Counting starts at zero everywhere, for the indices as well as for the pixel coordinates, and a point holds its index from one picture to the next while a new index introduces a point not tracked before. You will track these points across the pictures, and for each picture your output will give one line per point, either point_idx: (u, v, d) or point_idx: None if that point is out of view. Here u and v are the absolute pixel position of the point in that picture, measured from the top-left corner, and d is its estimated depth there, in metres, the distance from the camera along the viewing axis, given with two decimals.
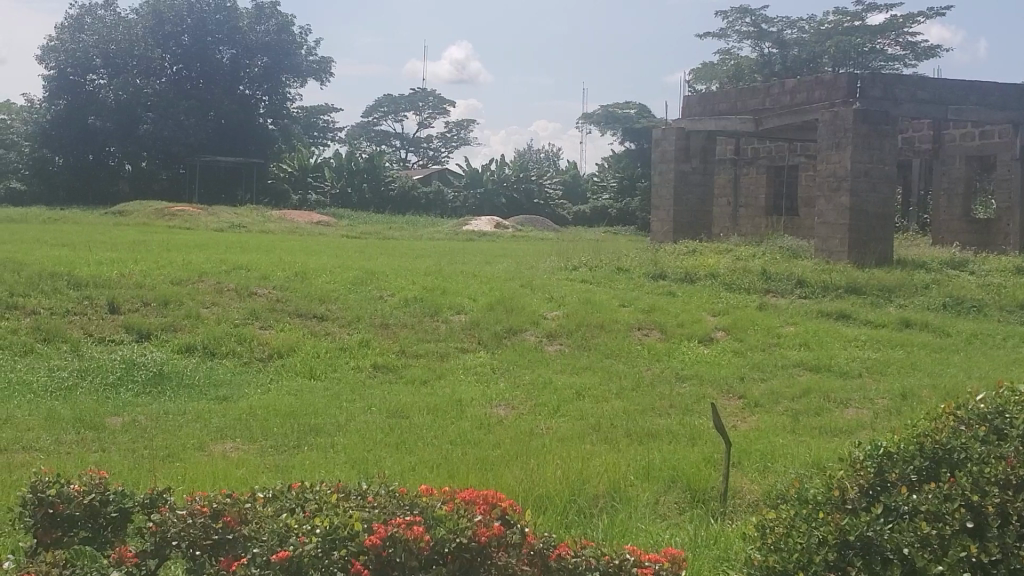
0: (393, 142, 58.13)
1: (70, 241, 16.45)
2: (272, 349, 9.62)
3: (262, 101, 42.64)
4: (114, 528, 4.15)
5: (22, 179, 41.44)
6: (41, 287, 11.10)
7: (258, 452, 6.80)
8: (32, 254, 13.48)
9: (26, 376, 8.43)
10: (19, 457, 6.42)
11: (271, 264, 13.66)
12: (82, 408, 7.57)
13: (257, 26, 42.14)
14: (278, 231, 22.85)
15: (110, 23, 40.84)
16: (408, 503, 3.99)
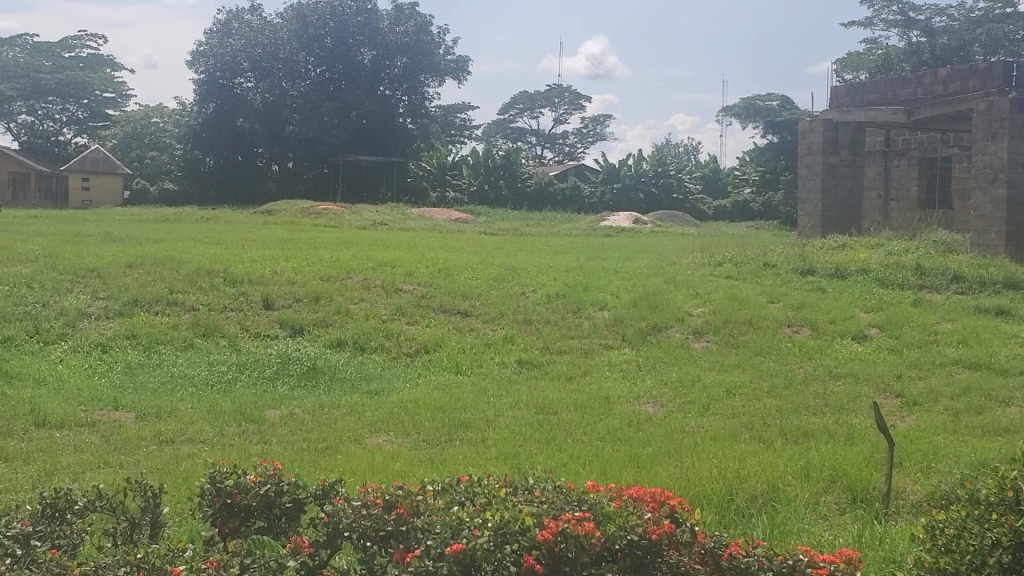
0: (529, 138, 58.39)
1: (223, 239, 16.95)
2: (419, 344, 9.77)
3: (401, 101, 43.12)
4: (289, 519, 4.27)
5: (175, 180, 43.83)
6: (200, 284, 11.50)
7: (413, 445, 6.90)
8: (188, 253, 13.93)
9: (189, 370, 8.73)
10: (186, 447, 6.63)
11: (416, 261, 13.85)
12: (242, 401, 7.81)
13: (396, 27, 42.53)
14: (418, 228, 23.16)
15: (257, 27, 42.13)
16: (576, 499, 3.99)
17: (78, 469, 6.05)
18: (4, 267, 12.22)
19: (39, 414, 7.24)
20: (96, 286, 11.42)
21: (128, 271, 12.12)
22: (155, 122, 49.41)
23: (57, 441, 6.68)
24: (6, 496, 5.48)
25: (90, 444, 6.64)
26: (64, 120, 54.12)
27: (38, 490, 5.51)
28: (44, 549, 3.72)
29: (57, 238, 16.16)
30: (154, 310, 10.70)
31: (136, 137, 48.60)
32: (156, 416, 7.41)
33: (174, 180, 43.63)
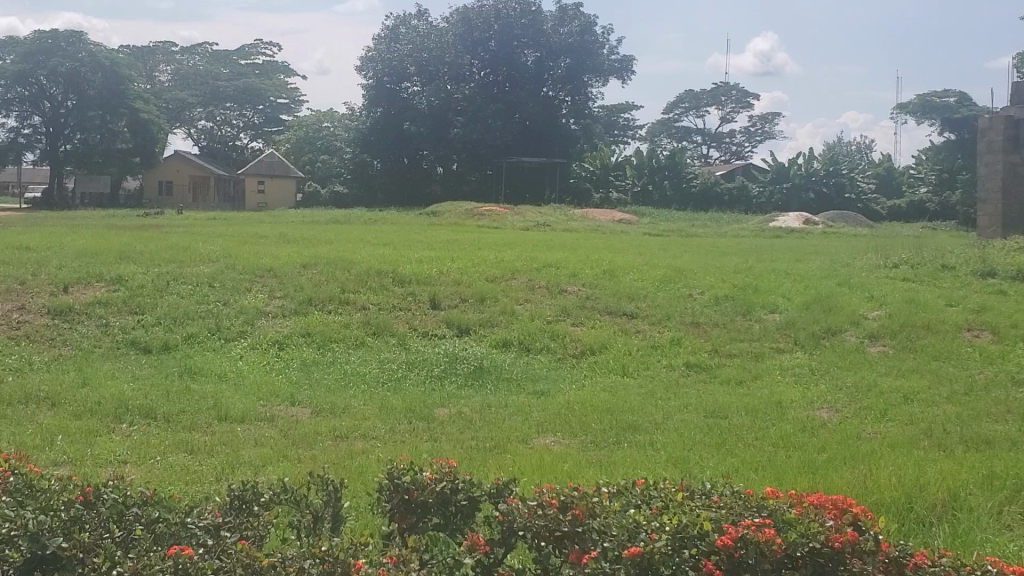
0: (695, 138, 57.81)
1: (390, 240, 17.34)
2: (585, 345, 9.77)
3: (565, 102, 43.26)
4: (464, 517, 4.32)
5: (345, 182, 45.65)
6: (370, 284, 11.78)
7: (580, 446, 6.88)
8: (359, 254, 14.28)
9: (361, 368, 8.95)
10: (359, 443, 6.79)
11: (581, 262, 13.87)
12: (412, 399, 7.96)
13: (560, 28, 42.70)
14: (581, 229, 23.18)
15: (423, 32, 43.19)
16: (755, 505, 3.93)
17: (258, 462, 6.25)
18: (189, 266, 12.77)
19: (222, 408, 7.53)
20: (272, 285, 11.81)
21: (303, 271, 12.50)
22: (326, 126, 50.62)
23: (238, 435, 6.93)
24: (194, 487, 5.71)
25: (269, 439, 6.87)
26: (241, 126, 56.13)
27: (224, 481, 5.74)
28: (233, 539, 3.86)
29: (234, 240, 16.79)
30: (327, 309, 11.00)
31: (308, 141, 50.08)
32: (331, 412, 7.63)
33: (345, 183, 45.52)
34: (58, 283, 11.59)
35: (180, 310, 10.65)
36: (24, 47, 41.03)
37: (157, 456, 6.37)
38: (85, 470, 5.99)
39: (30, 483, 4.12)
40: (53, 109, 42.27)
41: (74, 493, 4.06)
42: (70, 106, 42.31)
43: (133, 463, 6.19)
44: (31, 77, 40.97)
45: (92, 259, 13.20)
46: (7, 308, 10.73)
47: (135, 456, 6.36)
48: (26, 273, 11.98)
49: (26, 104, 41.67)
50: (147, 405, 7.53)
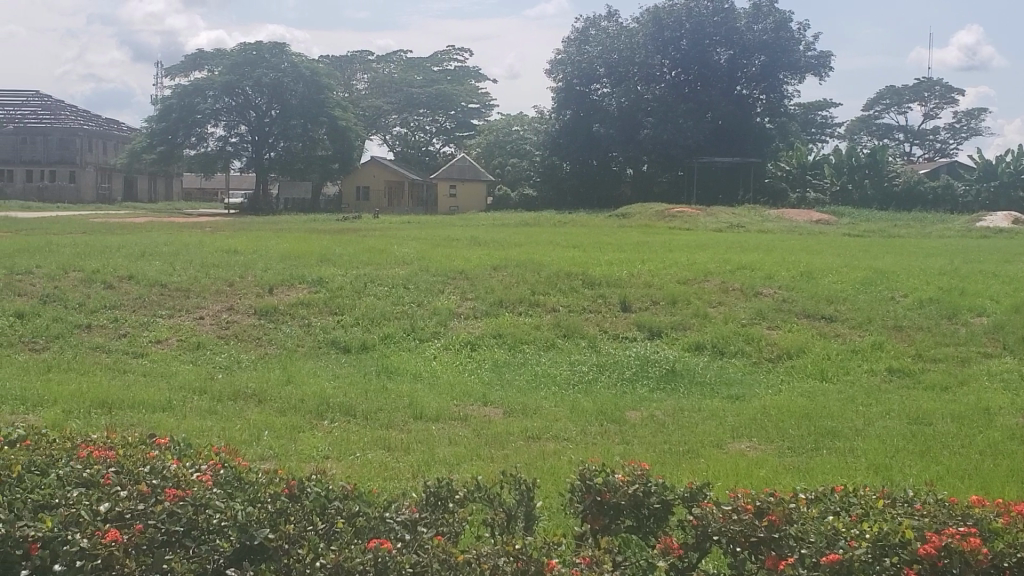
0: (896, 135, 55.88)
1: (582, 242, 17.39)
2: (781, 349, 9.57)
3: (760, 100, 42.42)
4: (657, 520, 4.28)
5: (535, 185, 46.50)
6: (560, 286, 11.86)
7: (777, 452, 6.74)
8: (550, 256, 14.38)
9: (552, 370, 9.01)
10: (550, 444, 6.82)
11: (776, 264, 13.59)
12: (605, 401, 7.97)
13: (755, 26, 41.87)
14: (777, 230, 22.73)
15: (614, 33, 43.54)
16: (960, 513, 3.77)
17: (452, 460, 6.36)
18: (384, 268, 13.15)
19: (417, 407, 7.70)
20: (464, 287, 12.02)
21: (494, 273, 12.70)
22: (516, 129, 51.27)
23: (433, 433, 7.08)
24: (391, 483, 5.85)
25: (463, 437, 7.00)
26: (434, 131, 57.36)
27: (420, 478, 5.86)
28: (429, 534, 3.93)
29: (427, 242, 17.23)
30: (518, 310, 11.13)
31: (498, 145, 50.81)
32: (523, 412, 7.71)
33: (536, 186, 46.11)
34: (264, 284, 12.13)
35: (377, 310, 10.97)
36: (232, 60, 43.21)
37: (356, 452, 6.57)
38: (289, 464, 6.22)
39: (237, 476, 4.30)
40: (259, 119, 44.15)
41: (279, 486, 4.23)
42: (274, 115, 44.17)
43: (334, 459, 6.39)
44: (238, 88, 42.94)
45: (294, 262, 13.74)
46: (217, 308, 11.28)
47: (336, 452, 6.57)
48: (234, 275, 12.58)
49: (234, 114, 43.57)
50: (346, 403, 7.78)
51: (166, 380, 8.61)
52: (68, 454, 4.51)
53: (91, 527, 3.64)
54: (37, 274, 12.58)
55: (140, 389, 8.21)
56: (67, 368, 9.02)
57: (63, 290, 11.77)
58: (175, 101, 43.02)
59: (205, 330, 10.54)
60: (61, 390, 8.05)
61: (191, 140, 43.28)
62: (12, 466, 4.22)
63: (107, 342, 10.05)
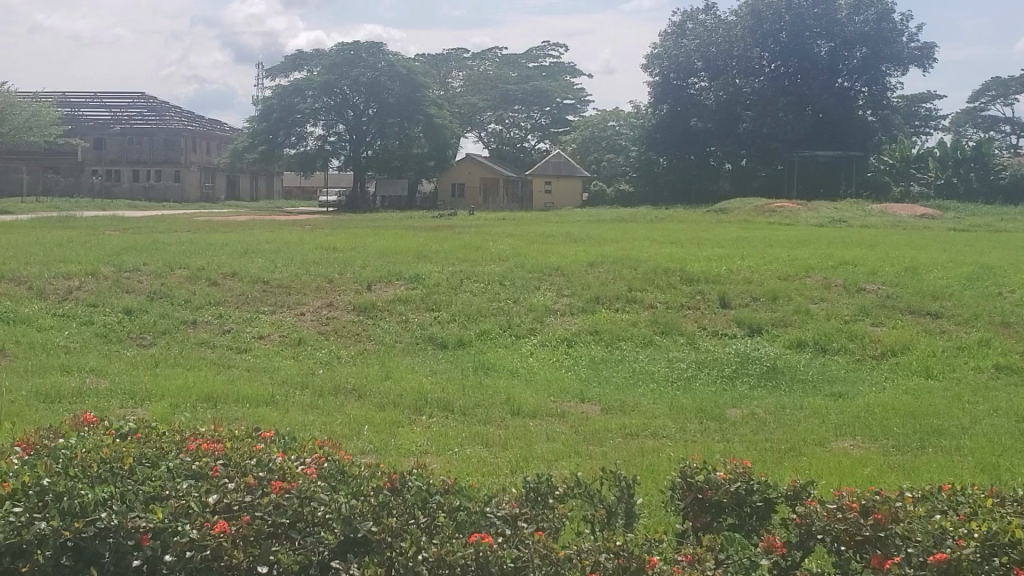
0: (1003, 127, 54.38)
1: (679, 238, 17.27)
2: (885, 347, 9.38)
3: (862, 93, 41.67)
4: (760, 517, 4.25)
5: (631, 181, 46.29)
6: (658, 282, 11.80)
7: (880, 451, 6.61)
8: (647, 251, 14.32)
9: (651, 367, 8.97)
10: (650, 441, 6.79)
11: (880, 259, 13.32)
12: (705, 399, 7.90)
13: (856, 17, 41.10)
14: (880, 225, 22.26)
15: (711, 26, 43.26)
16: None
17: (550, 457, 6.37)
18: (481, 265, 13.21)
19: (515, 403, 7.74)
20: (561, 284, 12.03)
21: (591, 269, 12.69)
22: (612, 125, 51.11)
23: (531, 430, 7.10)
24: (490, 479, 5.89)
25: (561, 433, 7.00)
26: (529, 127, 57.51)
27: (519, 474, 5.89)
28: (530, 530, 3.95)
29: (523, 238, 17.31)
30: (614, 306, 11.11)
31: (594, 141, 50.73)
32: (621, 409, 7.68)
33: (632, 182, 45.99)
34: (363, 281, 12.28)
35: (474, 307, 11.04)
36: (330, 59, 43.91)
37: (454, 448, 6.62)
38: (390, 458, 6.30)
39: (341, 469, 4.36)
40: (357, 118, 44.55)
41: (382, 479, 4.27)
42: (371, 114, 44.63)
43: (433, 454, 6.45)
44: (336, 87, 43.39)
45: (391, 259, 13.87)
46: (317, 305, 11.45)
47: (436, 447, 6.62)
48: (334, 272, 12.77)
49: (332, 113, 44.00)
50: (444, 399, 7.83)
51: (269, 375, 8.77)
52: (177, 447, 4.62)
53: (200, 518, 3.71)
54: (143, 271, 12.90)
55: (244, 384, 8.38)
56: (174, 363, 9.24)
57: (168, 287, 12.06)
58: (275, 102, 43.57)
59: (305, 326, 10.72)
60: (168, 385, 8.27)
61: (291, 140, 43.85)
62: (123, 458, 4.32)
63: (211, 338, 10.28)
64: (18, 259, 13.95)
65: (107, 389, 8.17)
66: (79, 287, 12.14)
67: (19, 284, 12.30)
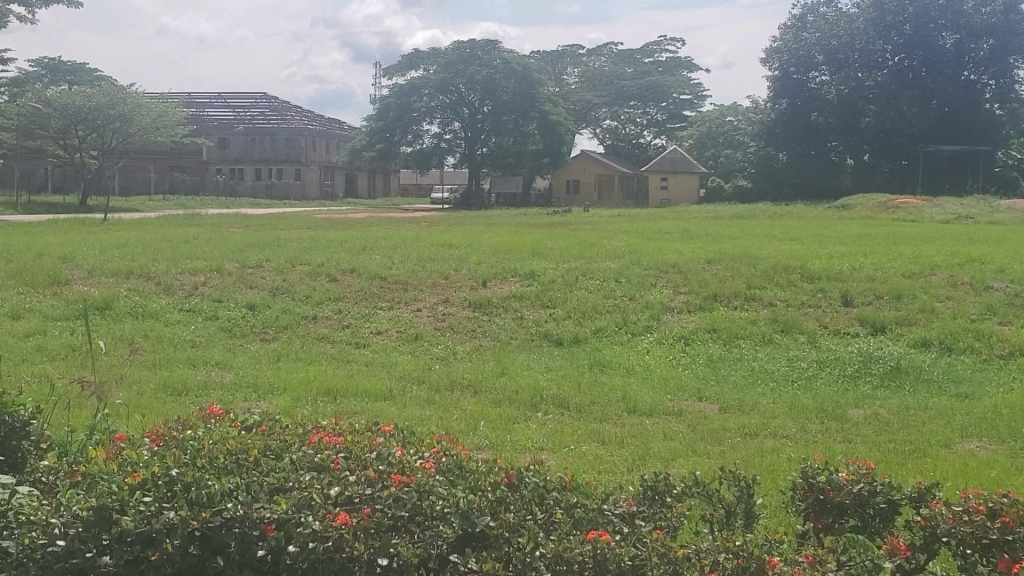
0: None
1: (800, 234, 16.97)
2: (1012, 346, 9.08)
3: (989, 85, 40.42)
4: (883, 520, 4.16)
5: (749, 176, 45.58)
6: (778, 279, 11.63)
7: (1008, 452, 6.41)
8: (766, 249, 14.11)
9: (770, 366, 8.85)
10: (769, 442, 6.70)
11: (1009, 256, 12.91)
12: (825, 399, 7.75)
13: (983, 8, 40.01)
14: (1010, 222, 21.53)
15: (833, 20, 42.60)
16: None
17: (667, 455, 6.34)
18: (596, 262, 13.18)
19: (631, 402, 7.71)
20: (677, 281, 11.94)
21: (708, 267, 12.56)
22: (730, 120, 50.50)
23: (648, 428, 7.08)
24: (607, 477, 5.88)
25: (678, 433, 6.95)
26: (645, 123, 57.41)
27: (637, 472, 5.88)
28: (648, 529, 3.94)
29: (639, 235, 17.25)
30: (733, 304, 11.00)
31: (711, 136, 50.27)
32: (739, 408, 7.60)
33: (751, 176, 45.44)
34: (478, 277, 12.37)
35: (589, 304, 11.03)
36: (447, 57, 44.06)
37: (570, 445, 6.63)
38: (505, 454, 6.34)
39: (459, 464, 4.40)
40: (472, 116, 45.09)
41: (500, 475, 4.29)
42: (486, 112, 44.97)
43: (549, 451, 6.47)
44: (452, 85, 43.97)
45: (507, 255, 13.93)
46: (434, 301, 11.57)
47: (552, 443, 6.65)
48: (449, 268, 12.88)
49: (448, 111, 44.74)
50: (560, 396, 7.85)
51: (386, 370, 8.89)
52: (301, 439, 4.72)
53: (323, 510, 3.76)
54: (266, 267, 13.21)
55: (362, 378, 8.55)
56: (295, 357, 9.44)
57: (290, 283, 12.32)
58: (393, 101, 44.54)
59: (422, 322, 10.84)
60: (290, 378, 8.46)
61: (407, 138, 44.77)
62: (249, 449, 4.45)
63: (331, 333, 10.47)
64: (147, 256, 14.41)
65: (231, 382, 8.40)
66: (206, 282, 12.49)
67: (149, 279, 12.71)
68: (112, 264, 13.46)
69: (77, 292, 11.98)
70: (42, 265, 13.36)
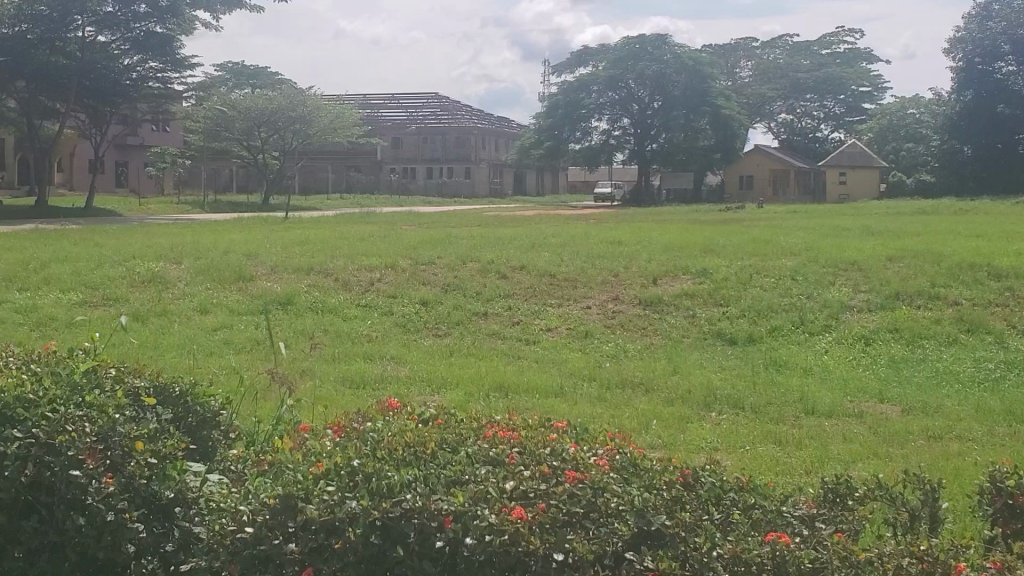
0: None
1: (986, 231, 16.31)
2: None
3: None
4: None
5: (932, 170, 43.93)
6: (963, 278, 11.22)
7: None
8: (949, 246, 13.64)
9: (953, 367, 8.54)
10: (954, 444, 6.46)
11: None
12: (1012, 401, 7.44)
13: None
14: None
15: (1020, 7, 40.81)
16: None
17: (847, 458, 6.18)
18: (772, 259, 12.96)
19: (809, 403, 7.56)
20: (857, 279, 11.64)
21: (888, 264, 12.19)
22: (912, 112, 49.05)
23: (826, 429, 6.92)
24: (784, 478, 5.78)
25: (858, 435, 6.77)
26: (822, 117, 56.16)
27: (815, 474, 5.76)
28: (828, 532, 3.84)
29: (816, 232, 16.85)
30: (916, 302, 10.66)
31: (892, 129, 48.95)
32: (922, 411, 7.35)
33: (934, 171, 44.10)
34: (649, 276, 12.31)
35: (764, 302, 10.83)
36: (616, 53, 44.16)
37: (746, 446, 6.54)
38: (680, 454, 6.30)
39: (633, 461, 4.34)
40: (642, 111, 44.96)
41: (674, 474, 4.24)
42: (657, 107, 44.66)
43: (724, 451, 6.38)
44: (621, 81, 44.02)
45: (680, 253, 13.81)
46: (604, 299, 11.58)
47: (727, 444, 6.57)
48: (621, 266, 12.88)
49: (617, 107, 44.97)
50: (735, 396, 7.74)
51: (558, 367, 8.93)
52: (476, 434, 4.78)
53: (499, 504, 3.75)
54: (438, 265, 13.43)
55: (534, 375, 8.61)
56: (467, 353, 9.57)
57: (462, 280, 12.50)
58: (561, 98, 45.54)
59: (592, 319, 10.86)
60: (463, 373, 8.59)
61: (576, 135, 45.49)
62: (426, 442, 4.54)
63: (502, 329, 10.57)
64: (325, 253, 14.81)
65: (406, 375, 8.60)
66: (381, 279, 12.77)
67: (327, 276, 13.09)
68: (293, 261, 13.92)
69: (259, 288, 12.42)
70: (228, 262, 13.90)
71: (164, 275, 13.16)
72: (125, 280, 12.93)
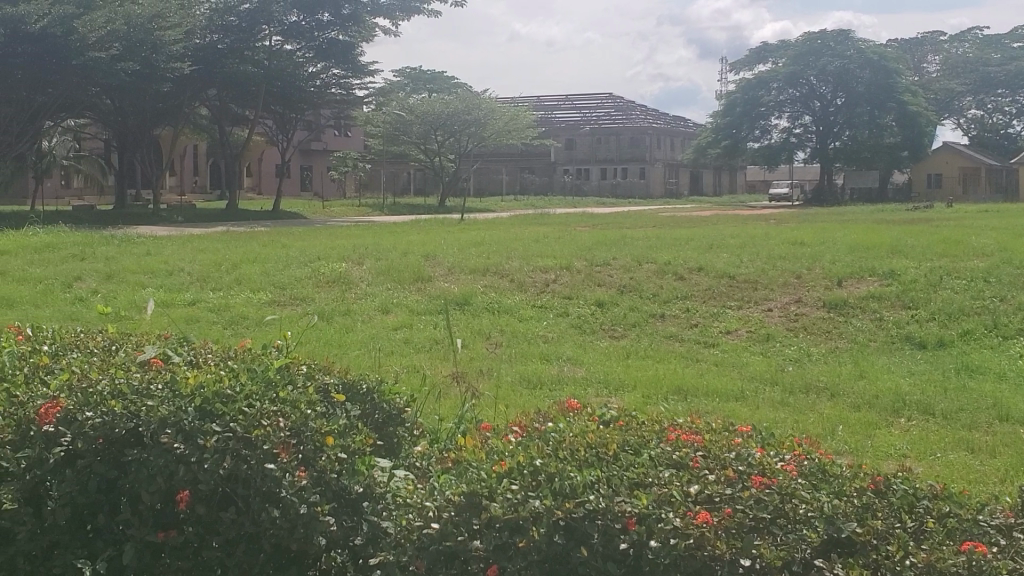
0: None
1: None
2: None
3: None
4: None
5: None
6: None
7: None
8: None
9: None
10: None
11: None
12: None
13: None
14: None
15: None
16: None
17: None
18: (962, 260, 12.46)
19: (1004, 409, 7.24)
20: None
21: None
22: None
23: (1022, 437, 6.61)
24: (978, 487, 5.58)
25: None
26: (1014, 112, 53.53)
27: (1012, 484, 5.53)
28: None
29: (1009, 232, 16.14)
30: None
31: None
32: None
33: None
34: (833, 277, 12.03)
35: (954, 305, 10.44)
36: (796, 50, 43.34)
37: (937, 453, 6.31)
38: (867, 460, 6.13)
39: (821, 467, 4.22)
40: (823, 108, 43.97)
41: (865, 480, 4.11)
42: (838, 104, 43.58)
43: (914, 458, 6.19)
44: (802, 78, 43.22)
45: (864, 254, 13.43)
46: (785, 301, 11.37)
47: (915, 451, 6.35)
48: (803, 266, 12.63)
49: (797, 105, 44.24)
50: (924, 402, 7.48)
51: (738, 370, 8.82)
52: (658, 436, 4.75)
53: (683, 507, 3.68)
54: (614, 265, 13.45)
55: (714, 377, 8.52)
56: (644, 355, 9.54)
57: (638, 281, 12.49)
58: (739, 97, 45.07)
59: (774, 322, 10.66)
60: (642, 375, 8.56)
61: (755, 133, 44.89)
62: (609, 443, 4.54)
63: (679, 332, 10.51)
64: (502, 254, 14.96)
65: (583, 376, 8.65)
66: (556, 280, 12.87)
67: (504, 276, 13.26)
68: (471, 262, 14.16)
69: (438, 288, 12.68)
70: (409, 262, 14.25)
71: (348, 275, 13.56)
72: (312, 280, 13.39)
